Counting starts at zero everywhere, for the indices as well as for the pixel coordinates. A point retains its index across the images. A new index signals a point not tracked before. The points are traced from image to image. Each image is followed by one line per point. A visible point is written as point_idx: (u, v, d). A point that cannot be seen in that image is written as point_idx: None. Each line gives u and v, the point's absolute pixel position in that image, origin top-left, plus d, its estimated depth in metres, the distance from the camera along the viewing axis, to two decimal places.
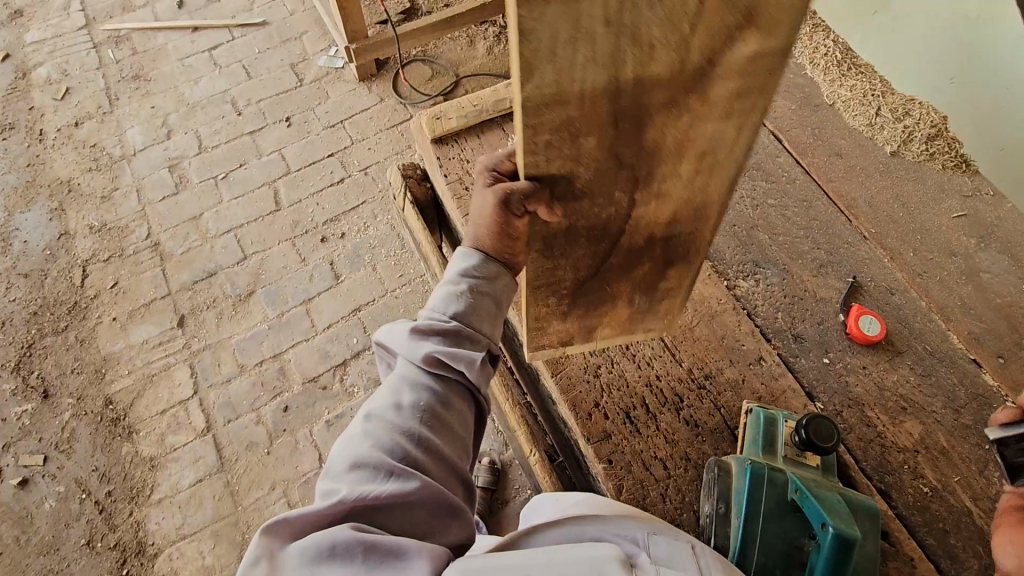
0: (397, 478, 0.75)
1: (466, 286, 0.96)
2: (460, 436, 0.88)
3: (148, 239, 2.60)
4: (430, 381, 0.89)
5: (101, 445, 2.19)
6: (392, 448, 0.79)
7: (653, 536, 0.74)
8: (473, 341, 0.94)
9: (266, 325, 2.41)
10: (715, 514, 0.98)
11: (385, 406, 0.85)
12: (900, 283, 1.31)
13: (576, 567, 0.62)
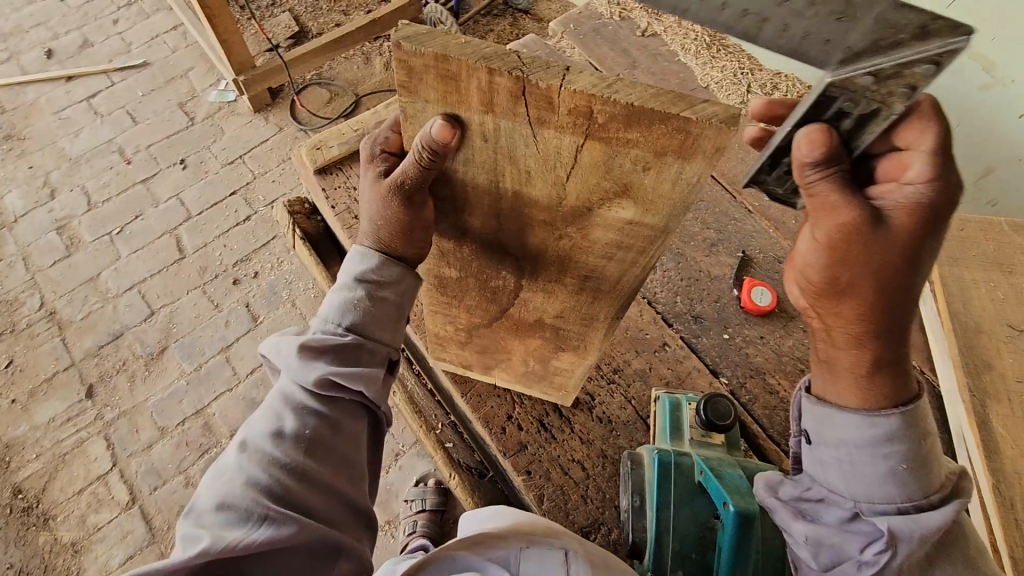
0: (271, 523, 0.71)
1: (362, 293, 0.85)
2: (354, 458, 0.83)
3: (42, 308, 2.42)
4: (317, 405, 0.81)
5: (15, 539, 2.02)
6: (268, 486, 0.74)
7: (525, 552, 0.72)
8: (371, 354, 0.86)
9: (185, 380, 2.29)
10: (631, 508, 0.99)
11: (266, 432, 0.79)
12: (786, 251, 1.37)
13: None
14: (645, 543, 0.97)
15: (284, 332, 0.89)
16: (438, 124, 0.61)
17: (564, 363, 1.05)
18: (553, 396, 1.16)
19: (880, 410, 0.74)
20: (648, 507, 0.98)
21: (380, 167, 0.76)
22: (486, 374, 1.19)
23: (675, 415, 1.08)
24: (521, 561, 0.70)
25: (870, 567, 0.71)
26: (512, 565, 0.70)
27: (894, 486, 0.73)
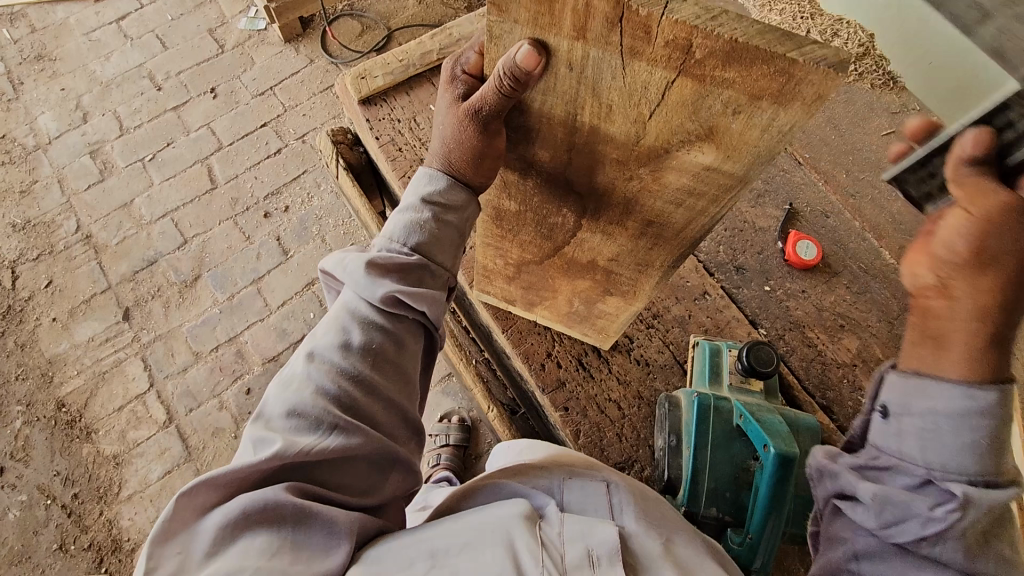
0: (341, 432, 0.68)
1: (429, 215, 0.85)
2: (414, 378, 0.82)
3: (79, 231, 2.46)
4: (383, 322, 0.79)
5: (60, 449, 2.13)
6: (338, 396, 0.71)
7: (568, 482, 0.80)
8: (434, 277, 0.86)
9: (218, 309, 2.34)
10: (667, 446, 1.03)
11: (332, 343, 0.77)
12: (835, 206, 1.34)
13: (488, 531, 0.67)
14: (680, 482, 1.00)
15: (344, 250, 0.87)
16: (524, 50, 0.62)
17: (610, 306, 1.07)
18: (593, 337, 1.18)
19: (981, 383, 0.63)
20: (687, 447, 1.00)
21: (459, 88, 0.79)
22: (528, 312, 1.21)
23: (715, 362, 1.09)
24: (565, 489, 0.79)
25: (937, 526, 0.60)
26: (556, 493, 0.78)
27: (983, 465, 0.62)
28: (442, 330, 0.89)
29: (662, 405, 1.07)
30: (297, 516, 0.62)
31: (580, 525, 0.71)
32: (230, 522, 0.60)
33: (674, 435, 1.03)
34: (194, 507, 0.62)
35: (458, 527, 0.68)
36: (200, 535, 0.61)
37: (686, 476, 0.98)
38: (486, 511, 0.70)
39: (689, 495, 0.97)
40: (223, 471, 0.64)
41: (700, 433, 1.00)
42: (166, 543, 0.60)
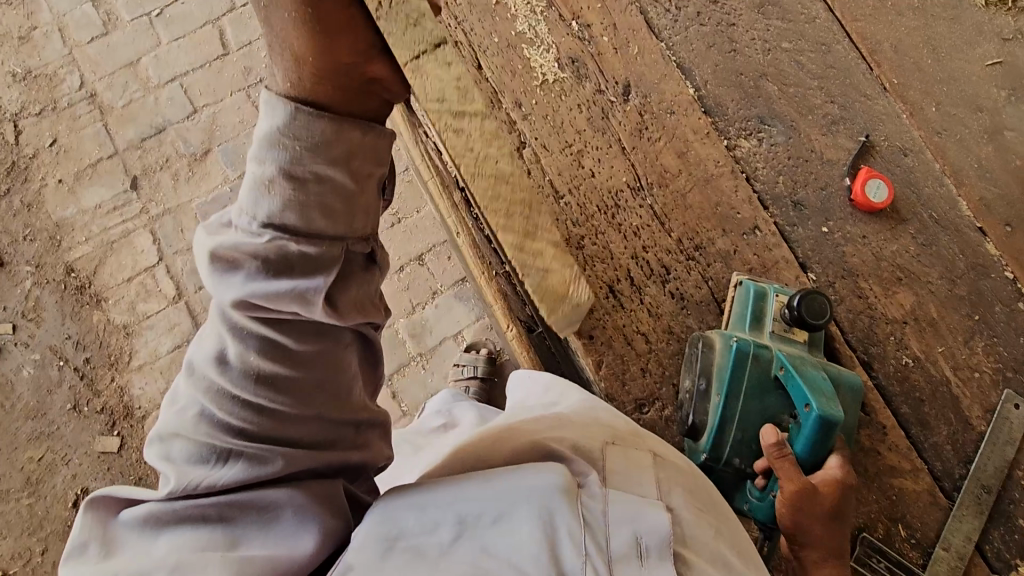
0: (235, 461, 0.65)
1: (274, 174, 0.59)
2: (315, 377, 0.68)
3: (83, 88, 2.30)
4: (261, 332, 0.65)
5: (70, 313, 2.13)
6: (218, 423, 0.65)
7: (609, 450, 0.83)
8: (310, 256, 0.62)
9: (228, 187, 2.24)
10: (695, 391, 0.98)
11: (205, 359, 0.66)
12: (917, 144, 1.19)
13: (531, 506, 0.71)
14: (704, 428, 0.97)
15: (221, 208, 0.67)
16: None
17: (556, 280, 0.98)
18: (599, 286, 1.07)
19: None
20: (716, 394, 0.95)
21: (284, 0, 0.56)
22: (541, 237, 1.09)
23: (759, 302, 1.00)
24: (606, 456, 0.83)
25: None
26: (597, 458, 0.82)
27: None
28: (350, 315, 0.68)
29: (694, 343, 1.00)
30: (218, 509, 0.66)
31: (627, 511, 0.74)
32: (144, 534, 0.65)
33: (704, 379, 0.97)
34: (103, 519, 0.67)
35: (495, 497, 0.73)
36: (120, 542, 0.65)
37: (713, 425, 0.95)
38: (529, 480, 0.74)
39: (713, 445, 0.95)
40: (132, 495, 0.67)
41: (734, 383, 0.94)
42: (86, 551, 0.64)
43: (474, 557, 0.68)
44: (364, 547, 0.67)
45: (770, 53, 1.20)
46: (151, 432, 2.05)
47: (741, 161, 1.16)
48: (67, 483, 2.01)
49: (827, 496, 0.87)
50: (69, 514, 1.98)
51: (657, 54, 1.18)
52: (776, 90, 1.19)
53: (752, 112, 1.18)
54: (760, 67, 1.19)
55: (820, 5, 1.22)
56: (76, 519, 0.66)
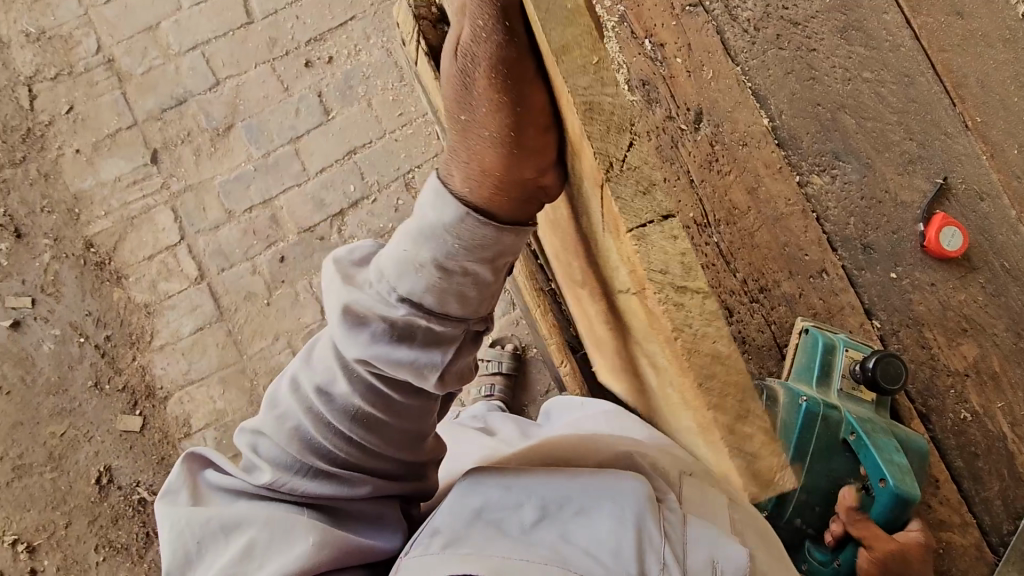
0: (325, 480, 0.78)
1: (432, 266, 0.70)
2: (406, 430, 0.80)
3: (100, 53, 2.20)
4: (369, 380, 0.75)
5: (91, 290, 2.09)
6: (316, 446, 0.78)
7: (686, 478, 0.91)
8: (434, 336, 0.73)
9: (252, 166, 2.17)
10: None
11: (313, 386, 0.77)
12: (994, 188, 1.14)
13: (614, 504, 0.79)
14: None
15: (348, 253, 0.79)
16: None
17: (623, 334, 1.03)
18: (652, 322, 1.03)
19: None
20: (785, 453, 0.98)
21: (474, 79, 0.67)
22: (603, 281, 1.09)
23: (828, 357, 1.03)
24: (683, 484, 0.90)
25: None
26: (676, 484, 0.89)
27: None
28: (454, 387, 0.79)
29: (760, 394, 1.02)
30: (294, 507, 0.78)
31: (700, 531, 0.82)
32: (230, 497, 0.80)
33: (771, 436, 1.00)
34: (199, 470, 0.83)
35: (576, 487, 0.82)
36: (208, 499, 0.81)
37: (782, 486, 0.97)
38: (617, 484, 0.82)
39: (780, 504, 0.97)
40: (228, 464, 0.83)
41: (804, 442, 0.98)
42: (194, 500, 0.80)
43: (555, 541, 0.75)
44: (451, 519, 0.77)
45: (851, 83, 1.14)
46: (173, 413, 2.05)
47: (813, 199, 1.13)
48: (89, 459, 2.02)
49: (915, 556, 0.93)
50: (92, 490, 1.99)
51: (733, 79, 1.13)
52: (853, 123, 1.14)
53: (827, 146, 1.13)
54: (839, 97, 1.14)
55: (905, 33, 1.16)
56: (177, 466, 0.83)
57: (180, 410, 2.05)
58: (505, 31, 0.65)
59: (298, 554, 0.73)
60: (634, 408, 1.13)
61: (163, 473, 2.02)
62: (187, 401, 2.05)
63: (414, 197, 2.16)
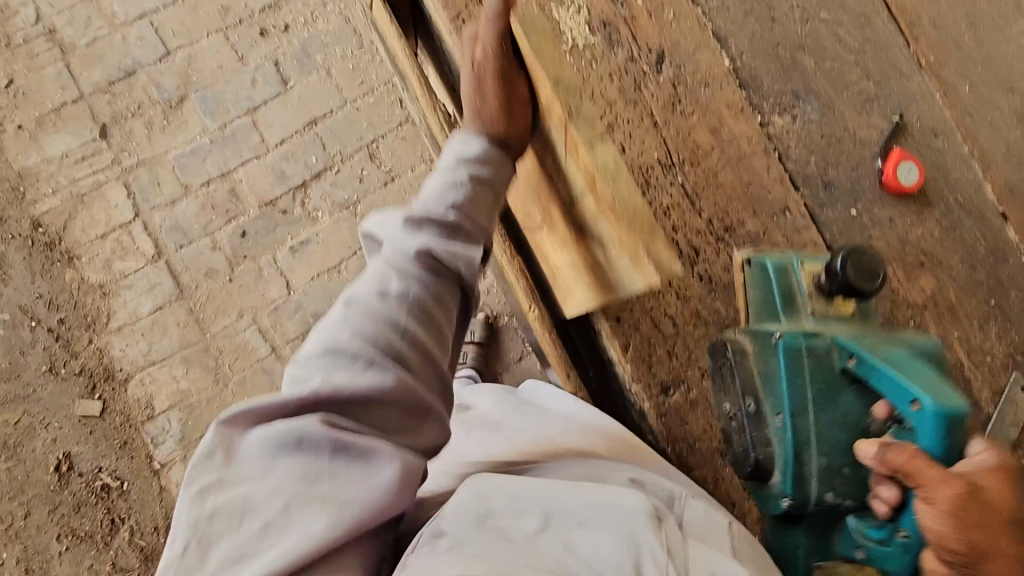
0: (375, 371, 0.72)
1: (465, 175, 0.88)
2: (448, 335, 0.83)
3: (39, 23, 2.09)
4: (423, 273, 0.81)
5: (40, 271, 2.00)
6: (375, 338, 0.75)
7: (690, 497, 0.92)
8: (471, 237, 0.87)
9: (208, 139, 2.10)
10: (744, 413, 0.89)
11: (369, 291, 0.79)
12: (948, 125, 1.16)
13: (612, 526, 0.77)
14: (774, 459, 0.87)
15: (379, 212, 0.88)
16: None
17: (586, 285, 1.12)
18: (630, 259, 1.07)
19: None
20: (774, 408, 0.88)
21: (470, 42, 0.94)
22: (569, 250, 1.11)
23: (784, 285, 0.94)
24: (686, 503, 0.90)
25: None
26: (678, 506, 0.90)
27: None
28: (477, 293, 0.88)
29: (724, 356, 0.93)
30: (333, 445, 0.68)
31: (705, 555, 0.78)
32: (271, 448, 0.67)
33: (753, 397, 0.89)
34: (238, 430, 0.69)
35: (583, 499, 0.81)
36: (247, 457, 0.68)
37: (787, 456, 0.86)
38: (615, 500, 0.80)
39: (795, 484, 0.86)
40: (264, 406, 0.70)
41: (792, 387, 0.87)
42: (211, 457, 0.67)
43: (556, 548, 0.75)
44: (456, 524, 0.76)
45: (809, 24, 1.15)
46: (135, 396, 1.98)
47: (774, 138, 1.12)
48: (47, 447, 1.94)
49: (998, 499, 0.73)
50: (51, 479, 1.92)
51: (693, 21, 1.11)
52: (812, 64, 1.14)
53: (787, 88, 1.14)
54: (798, 38, 1.14)
55: None
56: (211, 431, 0.68)
57: (141, 392, 1.99)
58: (507, 48, 0.88)
59: (312, 541, 0.64)
60: (605, 352, 1.13)
61: (127, 457, 1.95)
62: (149, 382, 1.99)
63: (378, 167, 2.11)
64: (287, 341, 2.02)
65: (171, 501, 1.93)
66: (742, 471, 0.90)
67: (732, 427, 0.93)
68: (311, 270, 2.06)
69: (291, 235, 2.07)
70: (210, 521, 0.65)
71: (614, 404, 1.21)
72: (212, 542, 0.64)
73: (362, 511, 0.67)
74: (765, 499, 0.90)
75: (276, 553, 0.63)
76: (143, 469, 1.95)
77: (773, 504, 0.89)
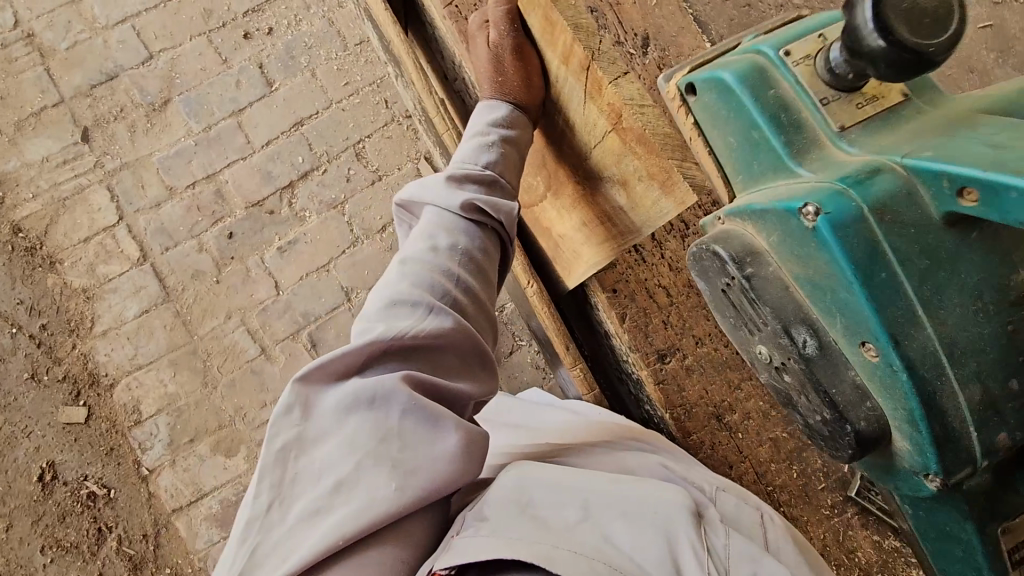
0: (435, 314, 0.80)
1: (496, 137, 0.94)
2: (494, 284, 0.93)
3: (18, 28, 2.10)
4: (469, 223, 0.91)
5: (21, 277, 1.97)
6: (433, 285, 0.83)
7: (721, 492, 0.95)
8: (505, 192, 0.96)
9: (193, 141, 2.10)
10: (806, 351, 0.69)
11: (422, 249, 0.88)
12: None
13: (652, 520, 0.79)
14: (887, 415, 0.67)
15: (420, 180, 0.96)
16: None
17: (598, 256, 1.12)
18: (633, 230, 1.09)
19: None
20: (854, 335, 0.65)
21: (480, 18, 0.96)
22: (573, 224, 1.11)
23: (775, 109, 0.71)
24: (718, 496, 0.94)
25: None
26: (711, 497, 0.93)
27: None
28: (515, 244, 0.99)
29: (729, 274, 0.74)
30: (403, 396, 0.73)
31: (745, 552, 0.82)
32: (345, 404, 0.72)
33: (806, 327, 0.69)
34: (315, 385, 0.74)
35: (623, 493, 0.82)
36: (323, 410, 0.73)
37: (915, 408, 0.63)
38: (656, 497, 0.82)
39: (938, 449, 0.64)
40: (336, 358, 0.75)
41: (873, 287, 0.61)
42: (291, 412, 0.72)
43: (598, 539, 0.75)
44: (500, 512, 0.77)
45: (782, 9, 1.22)
46: (121, 401, 1.95)
47: None
48: (29, 456, 1.89)
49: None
50: (33, 489, 1.87)
51: (676, 7, 1.14)
52: None
53: None
54: (774, 22, 1.21)
55: None
56: (292, 384, 0.74)
57: (128, 397, 1.95)
58: (515, 26, 0.91)
59: (379, 504, 0.69)
60: (600, 325, 1.16)
61: (114, 464, 1.91)
62: (136, 387, 1.95)
63: (366, 166, 2.13)
64: (277, 342, 2.01)
65: (160, 506, 1.89)
66: (845, 451, 0.70)
67: (791, 370, 0.73)
68: (300, 269, 2.06)
69: (279, 235, 2.07)
70: (292, 475, 0.71)
71: (608, 378, 1.24)
72: (290, 495, 0.70)
73: (424, 478, 0.72)
74: (902, 477, 0.71)
75: (344, 511, 0.68)
76: (131, 476, 1.91)
77: (915, 480, 0.70)
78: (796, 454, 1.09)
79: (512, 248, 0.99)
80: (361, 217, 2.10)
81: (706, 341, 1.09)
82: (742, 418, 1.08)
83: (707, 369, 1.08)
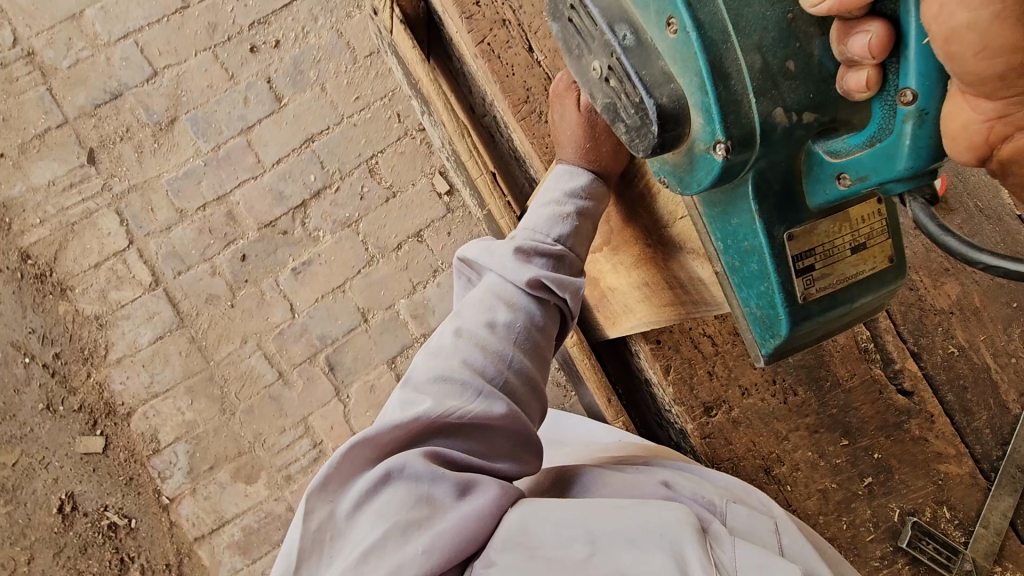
0: (485, 399, 0.77)
1: (572, 209, 0.90)
2: (551, 362, 0.90)
3: (17, 45, 2.05)
4: (530, 292, 0.88)
5: (32, 305, 1.94)
6: (485, 367, 0.80)
7: (731, 504, 0.83)
8: (572, 265, 0.93)
9: (202, 161, 2.05)
10: (620, 44, 0.66)
11: (478, 322, 0.85)
12: None
13: (658, 546, 0.66)
14: (685, 98, 0.63)
15: (485, 241, 0.95)
16: None
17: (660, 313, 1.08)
18: None
19: None
20: (660, 18, 0.62)
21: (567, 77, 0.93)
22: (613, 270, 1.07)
23: None
24: (727, 509, 0.82)
25: None
26: (720, 511, 0.82)
27: None
28: (575, 318, 0.96)
29: None
30: (430, 466, 0.70)
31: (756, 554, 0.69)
32: (373, 480, 0.70)
33: (628, 24, 0.67)
34: (354, 460, 0.72)
35: (631, 517, 0.68)
36: (357, 484, 0.71)
37: (702, 71, 0.59)
38: (655, 517, 0.69)
39: (723, 111, 0.60)
40: (377, 431, 0.73)
41: None
42: (326, 486, 0.70)
43: None
44: (504, 555, 0.66)
45: None
46: (138, 430, 1.92)
47: None
48: (47, 488, 1.86)
49: None
50: (54, 520, 1.84)
51: None
52: None
53: None
54: None
55: None
56: (334, 454, 0.72)
57: (145, 426, 1.92)
58: None
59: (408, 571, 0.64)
60: (641, 373, 1.13)
61: (133, 494, 1.89)
62: (152, 415, 1.92)
63: (379, 184, 2.07)
64: (294, 365, 1.97)
65: (181, 535, 1.87)
66: (651, 140, 0.65)
67: (608, 92, 0.70)
68: (315, 291, 2.01)
69: (292, 256, 2.02)
70: (326, 552, 0.68)
71: (647, 424, 1.22)
72: None
73: (457, 543, 0.66)
74: (698, 168, 0.67)
75: None
76: (151, 505, 1.88)
77: (709, 171, 0.65)
78: (844, 505, 1.07)
79: (573, 323, 0.97)
80: (375, 235, 2.05)
81: (752, 391, 1.06)
82: (790, 469, 1.06)
83: (755, 421, 1.06)
